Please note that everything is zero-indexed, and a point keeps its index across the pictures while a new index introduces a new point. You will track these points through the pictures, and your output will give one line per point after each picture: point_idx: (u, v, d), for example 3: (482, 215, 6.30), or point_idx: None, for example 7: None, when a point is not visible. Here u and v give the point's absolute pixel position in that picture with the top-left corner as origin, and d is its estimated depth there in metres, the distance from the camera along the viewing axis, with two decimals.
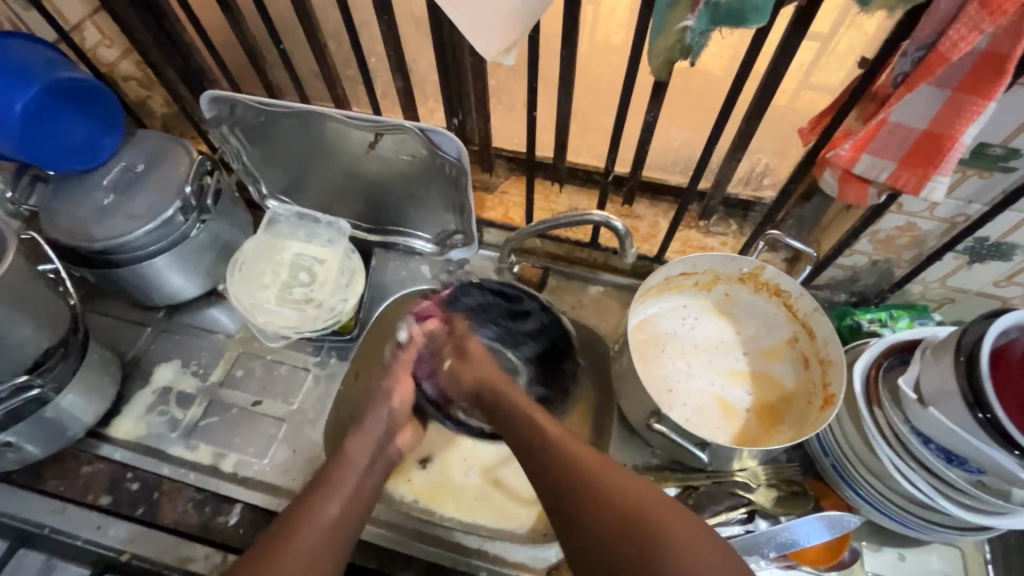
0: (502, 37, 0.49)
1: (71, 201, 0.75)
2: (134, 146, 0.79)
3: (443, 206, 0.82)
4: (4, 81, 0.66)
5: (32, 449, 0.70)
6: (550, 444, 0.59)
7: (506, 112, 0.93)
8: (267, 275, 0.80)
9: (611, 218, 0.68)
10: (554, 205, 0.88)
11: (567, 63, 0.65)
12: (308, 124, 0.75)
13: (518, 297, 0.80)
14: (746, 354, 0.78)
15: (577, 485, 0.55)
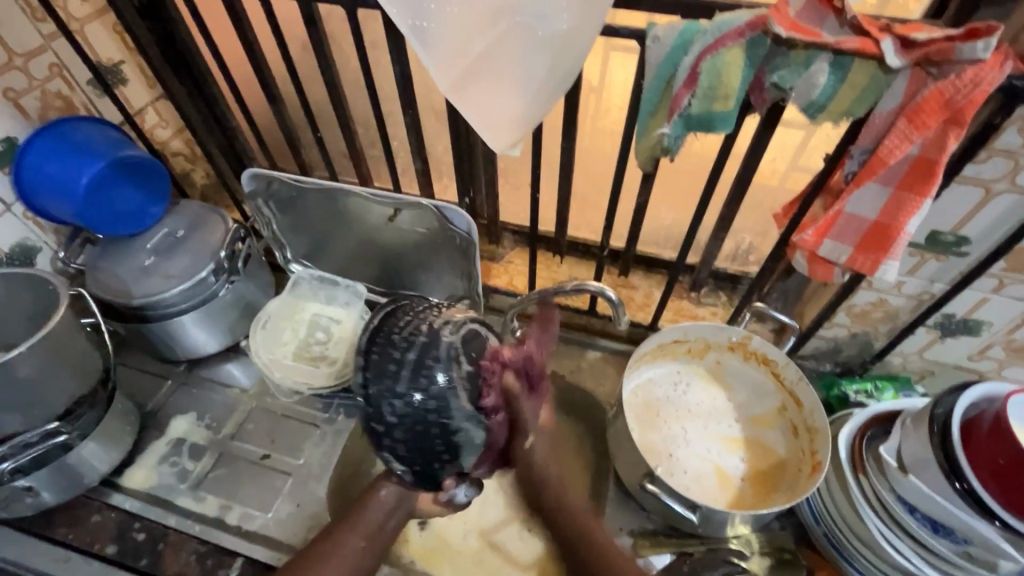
0: (510, 135, 0.57)
1: (116, 261, 0.83)
2: (177, 214, 0.88)
3: (452, 273, 0.89)
4: (74, 158, 0.76)
5: (48, 495, 0.72)
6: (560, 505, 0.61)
7: (513, 190, 1.00)
8: (285, 333, 0.86)
9: (606, 288, 0.73)
10: (555, 273, 0.96)
11: (568, 152, 0.74)
12: (335, 199, 0.84)
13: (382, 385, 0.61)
14: (738, 421, 0.81)
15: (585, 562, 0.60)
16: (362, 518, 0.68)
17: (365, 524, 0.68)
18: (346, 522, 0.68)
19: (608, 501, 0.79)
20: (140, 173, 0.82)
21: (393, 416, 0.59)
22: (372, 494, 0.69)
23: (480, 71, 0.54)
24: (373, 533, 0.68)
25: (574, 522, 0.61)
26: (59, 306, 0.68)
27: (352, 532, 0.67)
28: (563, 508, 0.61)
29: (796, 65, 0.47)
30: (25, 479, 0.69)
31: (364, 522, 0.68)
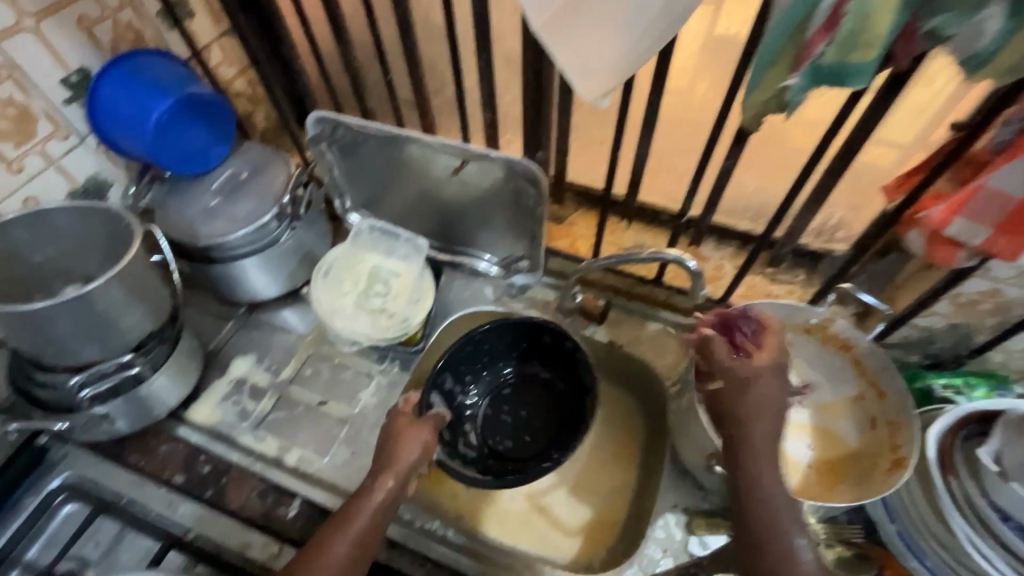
0: (602, 84, 0.53)
1: (182, 201, 0.83)
2: (241, 156, 0.87)
3: (514, 232, 0.87)
4: (146, 94, 0.75)
5: (122, 424, 0.75)
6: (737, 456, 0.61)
7: (583, 147, 0.91)
8: (343, 281, 0.85)
9: (685, 256, 0.68)
10: (620, 240, 0.92)
11: (655, 106, 0.68)
12: (399, 148, 0.81)
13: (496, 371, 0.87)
14: (805, 407, 0.77)
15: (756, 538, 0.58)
16: (356, 521, 0.59)
17: (356, 527, 0.59)
18: (335, 526, 0.59)
19: (664, 477, 0.77)
20: (207, 113, 0.82)
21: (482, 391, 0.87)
22: (366, 493, 0.61)
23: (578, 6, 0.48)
24: (365, 534, 0.59)
25: (766, 498, 0.59)
26: (133, 240, 0.68)
27: (340, 547, 0.58)
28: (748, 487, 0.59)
29: (965, 8, 0.40)
30: (102, 407, 0.71)
31: (357, 523, 0.59)
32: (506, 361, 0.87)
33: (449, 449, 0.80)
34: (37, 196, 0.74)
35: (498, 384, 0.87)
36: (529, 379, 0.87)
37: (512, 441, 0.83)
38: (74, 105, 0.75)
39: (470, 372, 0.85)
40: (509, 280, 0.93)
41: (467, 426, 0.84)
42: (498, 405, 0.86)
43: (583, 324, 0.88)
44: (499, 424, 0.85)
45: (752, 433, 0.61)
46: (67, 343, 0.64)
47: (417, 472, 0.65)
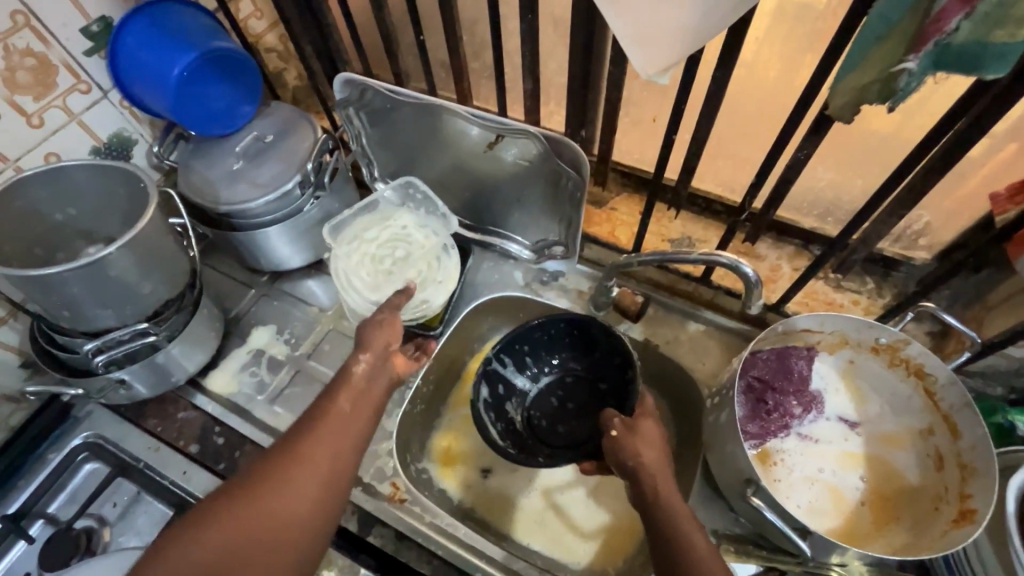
0: (666, 56, 0.46)
1: (205, 161, 0.79)
2: (267, 117, 0.83)
3: (550, 214, 0.80)
4: (168, 47, 0.71)
5: (141, 388, 0.75)
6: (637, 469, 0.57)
7: (632, 127, 0.83)
8: (363, 237, 0.80)
9: (741, 262, 0.60)
10: (666, 231, 0.84)
11: (720, 84, 0.59)
12: (432, 118, 0.75)
13: (563, 354, 0.82)
14: (863, 435, 0.70)
15: (672, 544, 0.52)
16: (336, 400, 0.56)
17: (339, 406, 0.56)
18: (316, 413, 0.55)
19: (691, 493, 0.71)
20: (232, 69, 0.77)
21: (542, 368, 0.82)
22: (347, 366, 0.59)
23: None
24: (350, 415, 0.55)
25: (657, 500, 0.55)
26: (149, 203, 0.66)
27: (326, 429, 0.54)
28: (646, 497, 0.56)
29: None
30: (119, 372, 0.71)
31: (338, 401, 0.56)
32: (570, 351, 0.81)
33: (496, 402, 0.80)
34: (59, 152, 0.72)
35: (559, 368, 0.82)
36: (591, 381, 0.81)
37: (550, 423, 0.80)
38: (95, 57, 0.71)
39: (545, 349, 0.81)
40: (540, 266, 0.87)
41: (514, 398, 0.81)
42: (552, 391, 0.82)
43: (616, 320, 0.82)
44: (545, 404, 0.81)
45: (642, 454, 0.58)
46: (82, 309, 0.63)
47: (391, 350, 0.62)
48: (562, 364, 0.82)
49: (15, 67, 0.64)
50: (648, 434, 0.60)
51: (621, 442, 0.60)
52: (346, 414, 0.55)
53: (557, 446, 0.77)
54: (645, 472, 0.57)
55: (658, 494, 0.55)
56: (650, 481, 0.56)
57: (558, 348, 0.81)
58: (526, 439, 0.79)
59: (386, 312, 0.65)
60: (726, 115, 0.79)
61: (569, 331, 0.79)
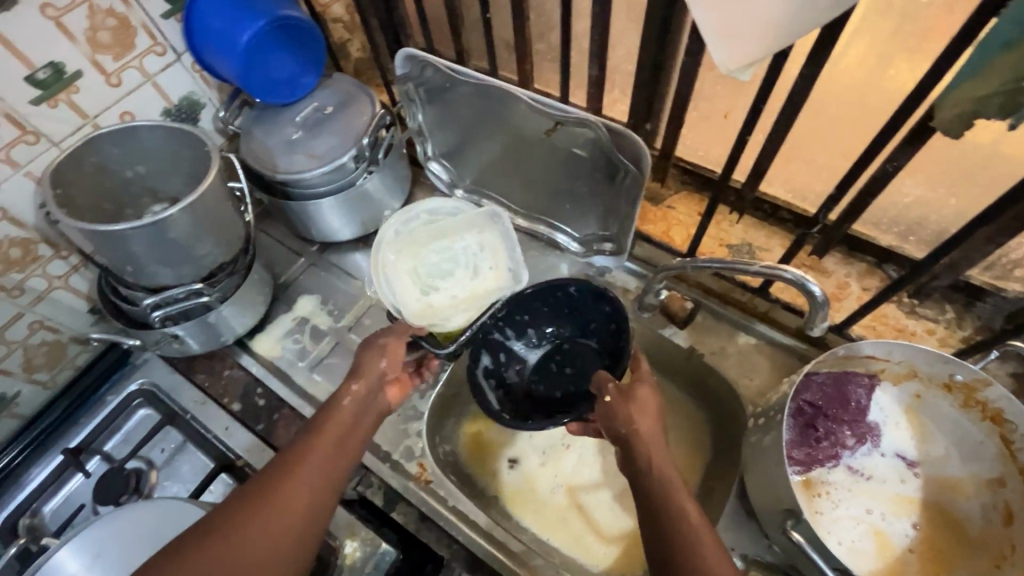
0: (753, 51, 0.42)
1: (266, 129, 0.81)
2: (328, 89, 0.83)
3: (603, 208, 0.78)
4: (239, 15, 0.72)
5: (193, 344, 0.78)
6: (636, 434, 0.56)
7: (702, 121, 0.79)
8: (432, 228, 0.81)
9: (808, 278, 0.55)
10: (725, 235, 0.79)
11: (806, 84, 0.54)
12: (490, 99, 0.74)
13: (562, 318, 0.78)
14: (922, 476, 0.65)
15: (660, 512, 0.50)
16: (328, 426, 0.58)
17: (330, 436, 0.57)
18: (309, 435, 0.57)
19: (723, 513, 0.68)
20: (297, 38, 0.78)
21: (540, 334, 0.79)
22: (338, 396, 0.61)
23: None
24: (340, 446, 0.57)
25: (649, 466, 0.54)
26: (213, 165, 0.68)
27: (314, 458, 0.54)
28: (640, 466, 0.55)
29: None
30: (174, 327, 0.74)
31: (331, 426, 0.58)
32: (573, 317, 0.78)
33: (495, 368, 0.78)
34: (134, 111, 0.75)
35: (556, 335, 0.79)
36: (590, 348, 0.78)
37: (547, 389, 0.78)
38: (171, 20, 0.73)
39: (544, 317, 0.78)
40: (587, 260, 0.85)
41: (512, 363, 0.79)
42: (550, 357, 0.79)
43: (661, 323, 0.79)
44: (545, 370, 0.79)
45: (635, 421, 0.57)
46: (144, 265, 0.66)
47: (386, 379, 0.65)
48: (561, 330, 0.79)
49: (98, 27, 0.66)
50: (642, 402, 0.59)
51: (614, 407, 0.60)
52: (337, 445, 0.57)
53: (550, 412, 0.75)
54: (638, 440, 0.56)
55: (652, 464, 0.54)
56: (644, 448, 0.55)
57: (558, 313, 0.78)
58: (524, 404, 0.77)
59: (389, 338, 0.66)
60: (806, 119, 0.76)
61: (564, 300, 0.76)
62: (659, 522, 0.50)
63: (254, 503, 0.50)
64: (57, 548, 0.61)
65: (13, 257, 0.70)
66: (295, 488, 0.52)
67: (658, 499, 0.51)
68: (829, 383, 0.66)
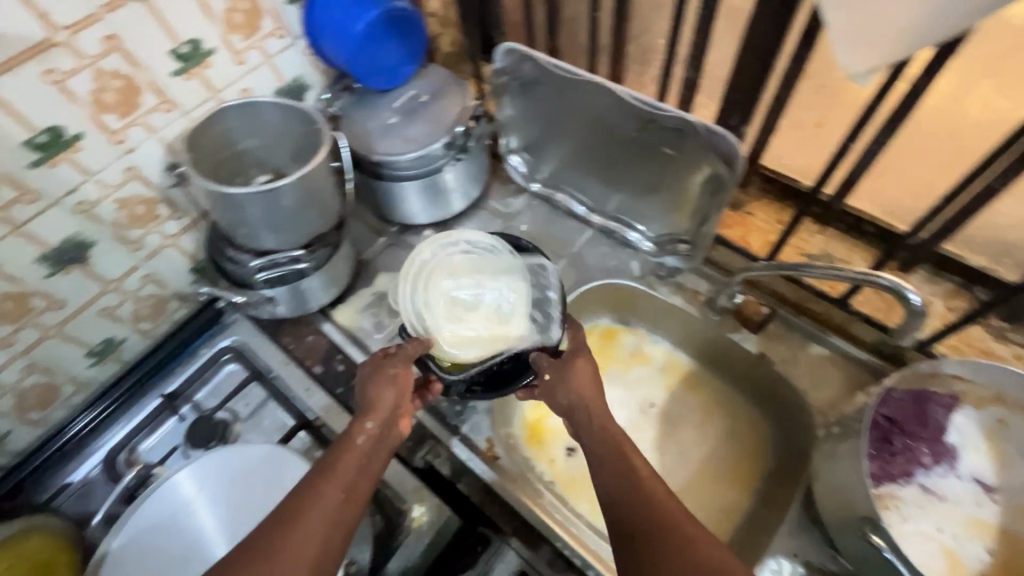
0: (877, 53, 0.45)
1: (364, 112, 0.86)
2: (423, 78, 0.88)
3: (683, 208, 0.80)
4: (356, 5, 0.77)
5: (283, 309, 0.83)
6: (587, 405, 0.64)
7: (794, 130, 0.85)
8: (468, 257, 0.76)
9: (905, 286, 0.56)
10: (805, 245, 0.79)
11: (917, 95, 0.55)
12: (584, 96, 0.77)
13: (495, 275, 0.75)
14: (1002, 503, 0.64)
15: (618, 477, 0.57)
16: (339, 470, 0.56)
17: (340, 477, 0.56)
18: (318, 479, 0.56)
19: (786, 519, 0.69)
20: (403, 30, 0.83)
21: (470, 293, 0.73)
22: (347, 436, 0.59)
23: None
24: (350, 487, 0.56)
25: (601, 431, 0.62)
26: (323, 144, 0.73)
27: (321, 504, 0.53)
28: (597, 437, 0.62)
29: None
30: (270, 290, 0.79)
31: (342, 472, 0.56)
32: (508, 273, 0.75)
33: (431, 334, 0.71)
34: (252, 88, 0.80)
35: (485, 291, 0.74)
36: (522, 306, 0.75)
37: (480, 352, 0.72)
38: (293, 7, 0.79)
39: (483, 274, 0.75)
40: (658, 259, 0.86)
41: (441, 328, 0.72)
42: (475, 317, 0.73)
43: (732, 327, 0.79)
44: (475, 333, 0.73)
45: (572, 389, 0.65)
46: (255, 229, 0.72)
47: (398, 412, 0.63)
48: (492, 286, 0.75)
49: (234, 9, 0.72)
50: (579, 374, 0.65)
51: (556, 382, 0.66)
52: (346, 487, 0.56)
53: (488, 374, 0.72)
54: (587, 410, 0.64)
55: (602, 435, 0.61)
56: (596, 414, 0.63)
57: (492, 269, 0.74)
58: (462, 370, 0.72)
59: (400, 366, 0.64)
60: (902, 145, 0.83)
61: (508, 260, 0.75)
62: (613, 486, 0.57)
63: (261, 557, 0.49)
64: (178, 468, 0.67)
65: (139, 214, 0.76)
66: (301, 536, 0.51)
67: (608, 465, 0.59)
68: (909, 400, 0.65)
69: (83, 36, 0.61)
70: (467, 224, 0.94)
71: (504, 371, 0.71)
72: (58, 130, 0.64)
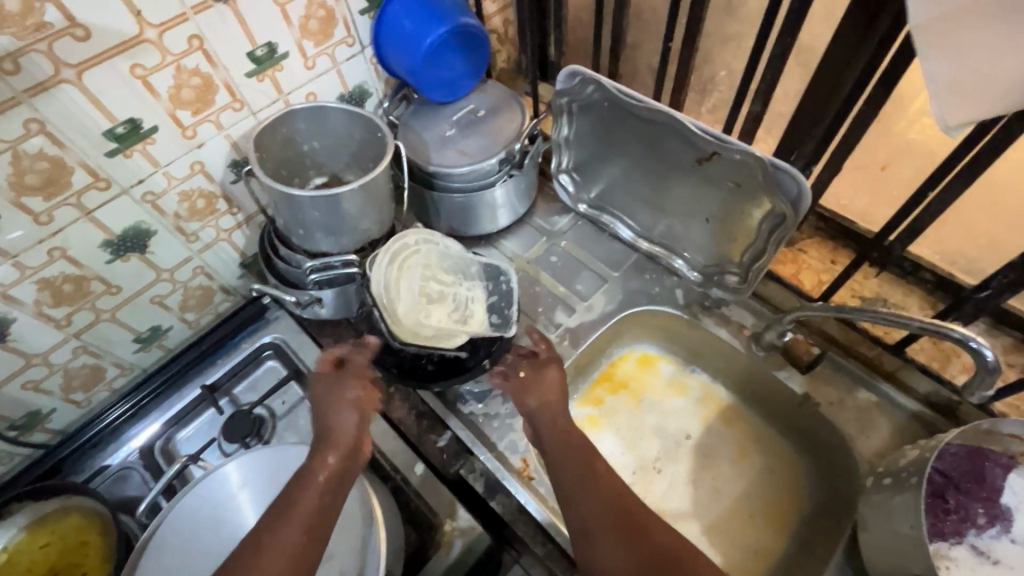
0: (968, 111, 0.49)
1: (423, 123, 0.87)
2: (482, 94, 0.89)
3: (735, 240, 0.80)
4: (427, 19, 0.78)
5: (327, 310, 0.84)
6: (551, 410, 0.67)
7: (855, 170, 0.86)
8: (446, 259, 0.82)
9: (980, 342, 0.54)
10: (859, 289, 0.80)
11: (999, 147, 0.54)
12: (645, 121, 0.77)
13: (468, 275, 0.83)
14: None
15: (588, 474, 0.61)
16: (299, 504, 0.56)
17: (303, 511, 0.55)
18: (278, 514, 0.55)
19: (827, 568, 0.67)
20: (469, 45, 0.83)
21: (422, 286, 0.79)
22: (309, 469, 0.59)
23: (986, 14, 0.44)
24: (313, 522, 0.55)
25: (566, 431, 0.65)
26: (384, 152, 0.74)
27: (282, 541, 0.53)
28: (560, 436, 0.65)
29: None
30: (319, 292, 0.80)
31: (302, 506, 0.56)
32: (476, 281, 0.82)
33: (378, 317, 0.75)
34: (317, 93, 0.82)
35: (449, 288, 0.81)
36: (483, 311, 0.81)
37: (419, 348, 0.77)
38: (365, 17, 0.80)
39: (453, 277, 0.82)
40: (704, 290, 0.86)
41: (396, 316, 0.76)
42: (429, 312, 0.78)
43: (777, 364, 0.78)
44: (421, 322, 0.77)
45: (538, 397, 0.68)
46: (312, 230, 0.73)
47: (360, 442, 0.64)
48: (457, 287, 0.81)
49: (310, 16, 0.74)
50: (550, 379, 0.69)
51: (529, 386, 0.69)
52: (308, 520, 0.55)
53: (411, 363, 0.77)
54: (546, 414, 0.67)
55: (565, 437, 0.65)
56: (559, 415, 0.67)
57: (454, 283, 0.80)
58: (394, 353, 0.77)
59: (360, 390, 0.67)
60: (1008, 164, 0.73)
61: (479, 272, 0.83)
62: (579, 482, 0.60)
63: None
64: (227, 460, 0.67)
65: (199, 207, 0.78)
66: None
67: (572, 463, 0.62)
68: (969, 456, 0.63)
69: (171, 34, 0.63)
70: (511, 238, 0.94)
71: (427, 369, 0.77)
72: (136, 122, 0.66)
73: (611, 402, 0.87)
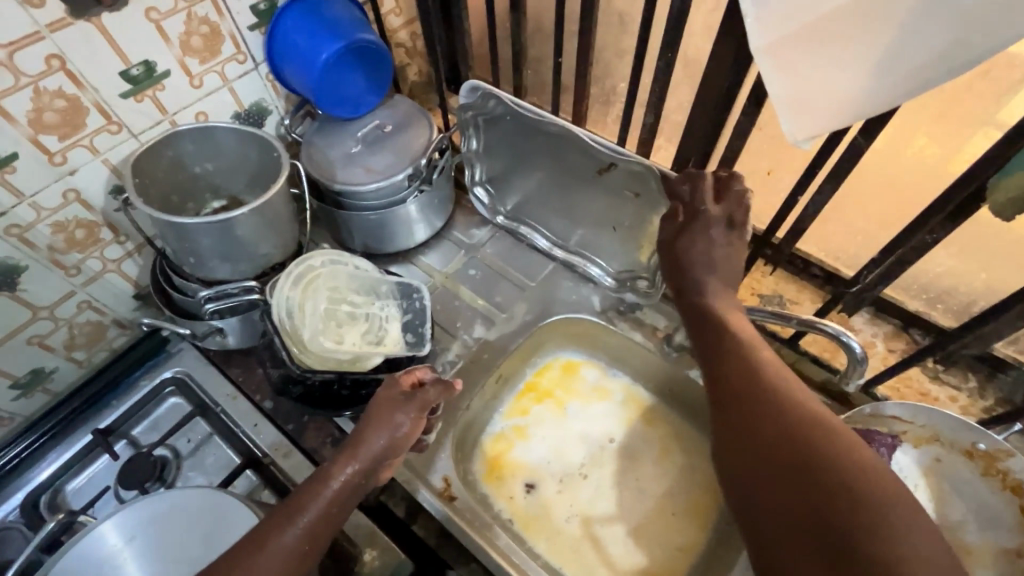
0: (815, 124, 0.52)
1: (328, 141, 0.84)
2: (388, 108, 0.87)
3: (642, 246, 0.82)
4: (321, 34, 0.76)
5: (233, 338, 0.80)
6: (732, 332, 0.61)
7: None
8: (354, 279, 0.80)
9: (847, 334, 0.59)
10: (759, 285, 0.86)
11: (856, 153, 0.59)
12: (548, 135, 0.79)
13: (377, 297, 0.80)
14: None
15: (746, 392, 0.54)
16: (304, 513, 0.55)
17: (306, 517, 0.55)
18: (283, 514, 0.55)
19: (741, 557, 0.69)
20: (369, 59, 0.82)
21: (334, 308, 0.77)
22: (326, 472, 0.58)
23: (799, 40, 0.50)
24: (314, 532, 0.55)
25: (745, 353, 0.58)
26: (281, 172, 0.71)
27: (276, 547, 0.53)
28: (740, 353, 0.58)
29: None
30: (220, 321, 0.77)
31: (306, 514, 0.55)
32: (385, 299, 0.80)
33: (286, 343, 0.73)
34: (208, 112, 0.78)
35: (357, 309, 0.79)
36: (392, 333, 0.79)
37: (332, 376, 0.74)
38: (256, 32, 0.77)
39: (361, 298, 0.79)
40: (619, 295, 0.87)
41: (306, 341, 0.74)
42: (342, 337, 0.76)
43: (689, 363, 0.81)
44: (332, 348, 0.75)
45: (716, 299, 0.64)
46: (205, 257, 0.69)
47: (384, 460, 0.61)
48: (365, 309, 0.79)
49: (191, 33, 0.70)
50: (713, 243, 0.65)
51: (695, 279, 0.66)
52: (309, 531, 0.55)
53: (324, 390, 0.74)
54: (736, 338, 0.60)
55: (744, 356, 0.58)
56: (741, 336, 0.60)
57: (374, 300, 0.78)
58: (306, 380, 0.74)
59: (407, 418, 0.61)
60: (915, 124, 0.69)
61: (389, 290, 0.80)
62: (749, 402, 0.53)
63: None
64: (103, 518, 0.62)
65: (77, 237, 0.72)
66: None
67: (748, 382, 0.55)
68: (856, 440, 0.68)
69: (25, 54, 0.59)
70: (430, 253, 0.93)
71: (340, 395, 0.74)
72: None
73: (536, 412, 0.87)
